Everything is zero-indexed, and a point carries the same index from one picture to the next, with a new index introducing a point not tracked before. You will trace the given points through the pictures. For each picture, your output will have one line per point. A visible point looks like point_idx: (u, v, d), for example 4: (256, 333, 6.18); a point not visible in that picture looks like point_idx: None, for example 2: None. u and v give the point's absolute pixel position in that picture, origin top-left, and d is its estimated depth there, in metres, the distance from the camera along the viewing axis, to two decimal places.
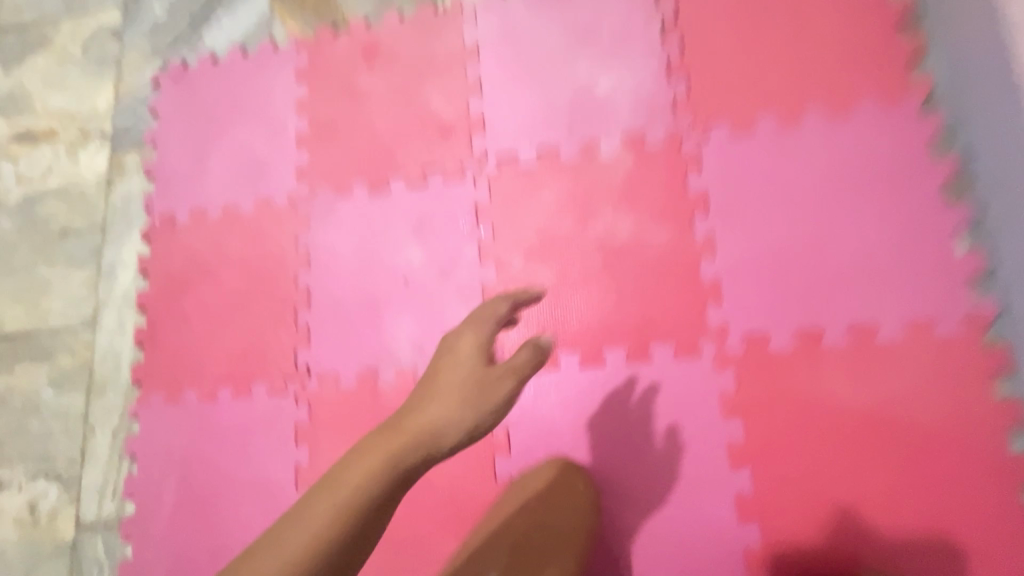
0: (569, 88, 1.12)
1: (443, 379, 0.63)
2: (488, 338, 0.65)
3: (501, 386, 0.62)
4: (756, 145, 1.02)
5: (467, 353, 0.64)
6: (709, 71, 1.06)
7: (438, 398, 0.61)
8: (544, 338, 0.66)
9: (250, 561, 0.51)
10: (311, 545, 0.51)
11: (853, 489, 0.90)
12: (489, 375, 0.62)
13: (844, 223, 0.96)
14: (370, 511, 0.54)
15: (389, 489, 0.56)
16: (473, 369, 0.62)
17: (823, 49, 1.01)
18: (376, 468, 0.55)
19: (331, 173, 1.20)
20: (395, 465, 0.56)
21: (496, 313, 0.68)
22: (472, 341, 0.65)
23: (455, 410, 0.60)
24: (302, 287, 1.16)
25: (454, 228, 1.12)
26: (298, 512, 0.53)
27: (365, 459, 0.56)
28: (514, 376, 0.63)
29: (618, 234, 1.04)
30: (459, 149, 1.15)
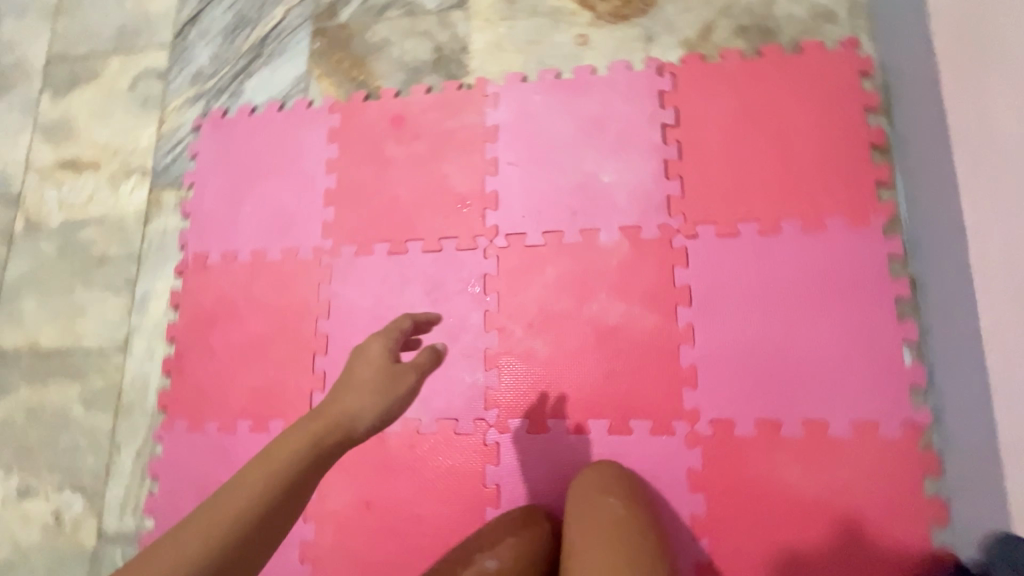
0: (576, 177, 1.24)
1: (355, 377, 0.79)
2: (393, 347, 0.83)
3: (405, 382, 0.80)
4: (738, 248, 1.14)
5: (376, 354, 0.81)
6: (703, 176, 1.19)
7: (355, 390, 0.78)
8: (438, 349, 0.86)
9: (210, 509, 0.65)
10: (260, 494, 0.67)
11: (783, 554, 1.03)
12: (396, 375, 0.80)
13: (810, 325, 1.09)
14: (305, 471, 0.71)
15: (314, 457, 0.72)
16: (382, 368, 0.80)
17: (802, 169, 1.16)
18: (303, 447, 0.71)
19: (353, 230, 1.32)
20: (324, 442, 0.73)
21: (399, 329, 0.88)
22: (380, 348, 0.82)
23: (370, 400, 0.77)
24: (322, 335, 1.28)
25: (464, 294, 1.23)
26: (249, 470, 0.69)
27: (295, 440, 0.72)
28: (417, 378, 0.81)
29: (611, 315, 1.17)
30: (473, 222, 1.26)
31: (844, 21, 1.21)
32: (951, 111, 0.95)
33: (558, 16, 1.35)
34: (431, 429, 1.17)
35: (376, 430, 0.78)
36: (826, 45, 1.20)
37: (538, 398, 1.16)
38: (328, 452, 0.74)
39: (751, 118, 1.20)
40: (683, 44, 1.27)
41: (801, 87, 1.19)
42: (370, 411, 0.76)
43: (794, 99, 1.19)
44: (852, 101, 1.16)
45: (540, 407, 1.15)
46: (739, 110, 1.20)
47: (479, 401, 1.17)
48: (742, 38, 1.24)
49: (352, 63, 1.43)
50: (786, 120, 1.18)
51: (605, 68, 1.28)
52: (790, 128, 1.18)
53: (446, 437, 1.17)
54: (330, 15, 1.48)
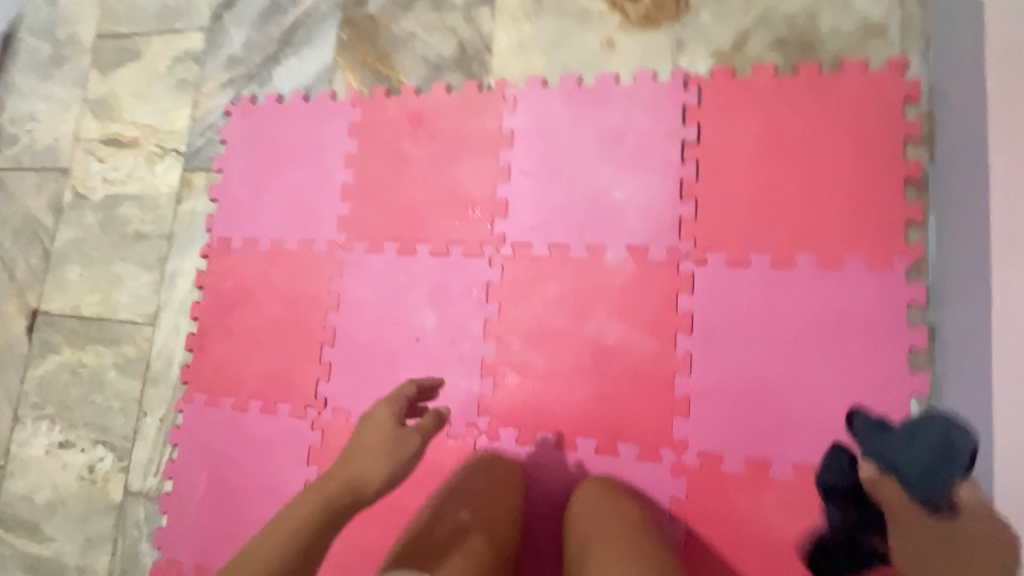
0: (588, 191, 1.21)
1: (366, 440, 0.98)
2: (397, 412, 1.03)
3: (408, 442, 0.98)
4: (747, 279, 1.10)
5: (383, 423, 1.00)
6: (719, 200, 1.14)
7: (367, 455, 0.96)
8: (440, 409, 1.03)
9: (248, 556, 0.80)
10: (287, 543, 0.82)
11: None
12: (399, 436, 0.98)
13: (814, 367, 1.05)
14: (325, 521, 0.86)
15: (332, 510, 0.88)
16: (388, 431, 0.98)
17: (826, 201, 1.09)
18: (322, 500, 0.88)
19: (365, 227, 1.35)
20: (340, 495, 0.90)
21: (405, 396, 1.07)
22: (386, 415, 1.02)
23: (378, 461, 0.94)
24: (330, 327, 1.33)
25: (467, 301, 1.25)
26: (280, 520, 0.85)
27: (316, 495, 0.89)
28: (420, 436, 0.99)
29: (609, 335, 1.16)
30: (481, 229, 1.26)
31: (894, 39, 1.11)
32: (993, 161, 0.87)
33: (586, 17, 1.30)
34: None
35: (385, 489, 0.95)
36: (870, 66, 1.11)
37: (530, 411, 1.18)
38: (345, 506, 0.90)
39: (778, 141, 1.13)
40: (714, 55, 1.20)
41: (837, 110, 1.11)
42: (380, 471, 0.94)
43: (827, 124, 1.11)
44: (891, 130, 1.08)
45: (531, 420, 1.17)
46: (766, 131, 1.14)
47: (472, 407, 1.20)
48: (779, 52, 1.17)
49: (376, 57, 1.43)
50: (817, 145, 1.11)
51: (629, 77, 1.23)
52: (819, 154, 1.11)
53: (438, 439, 1.21)
54: (358, 5, 1.48)
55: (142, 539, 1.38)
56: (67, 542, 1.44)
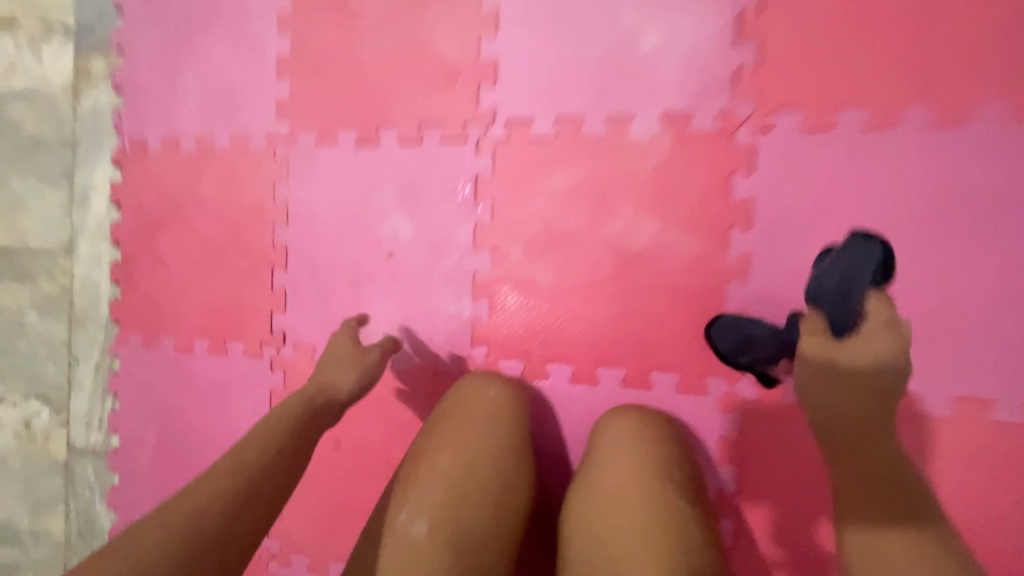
0: (608, 40, 0.88)
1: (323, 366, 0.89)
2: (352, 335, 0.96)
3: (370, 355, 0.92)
4: (828, 151, 0.81)
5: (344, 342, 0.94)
6: (794, 40, 0.81)
7: (330, 373, 0.88)
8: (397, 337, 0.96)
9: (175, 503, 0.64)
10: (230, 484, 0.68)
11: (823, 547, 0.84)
12: (359, 354, 0.92)
13: (915, 265, 0.79)
14: (278, 448, 0.76)
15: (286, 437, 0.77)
16: (347, 351, 0.92)
17: (948, 32, 0.77)
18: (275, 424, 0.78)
19: (312, 111, 1.03)
20: (293, 422, 0.79)
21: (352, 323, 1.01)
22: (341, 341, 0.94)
23: (344, 375, 0.88)
24: (280, 246, 1.05)
25: (449, 202, 0.96)
26: (224, 462, 0.71)
27: (267, 423, 0.78)
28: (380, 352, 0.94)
29: (640, 237, 0.88)
30: (463, 104, 0.94)
31: None
32: None
33: None
34: (408, 365, 0.99)
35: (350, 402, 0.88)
36: None
37: (538, 339, 0.93)
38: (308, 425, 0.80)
39: None
40: None
41: None
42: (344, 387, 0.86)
43: None
44: None
45: (539, 349, 0.93)
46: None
47: (466, 336, 0.96)
48: None
49: None
50: None
51: None
52: None
53: (426, 376, 0.98)
54: None
55: (96, 499, 1.20)
56: (14, 506, 1.26)
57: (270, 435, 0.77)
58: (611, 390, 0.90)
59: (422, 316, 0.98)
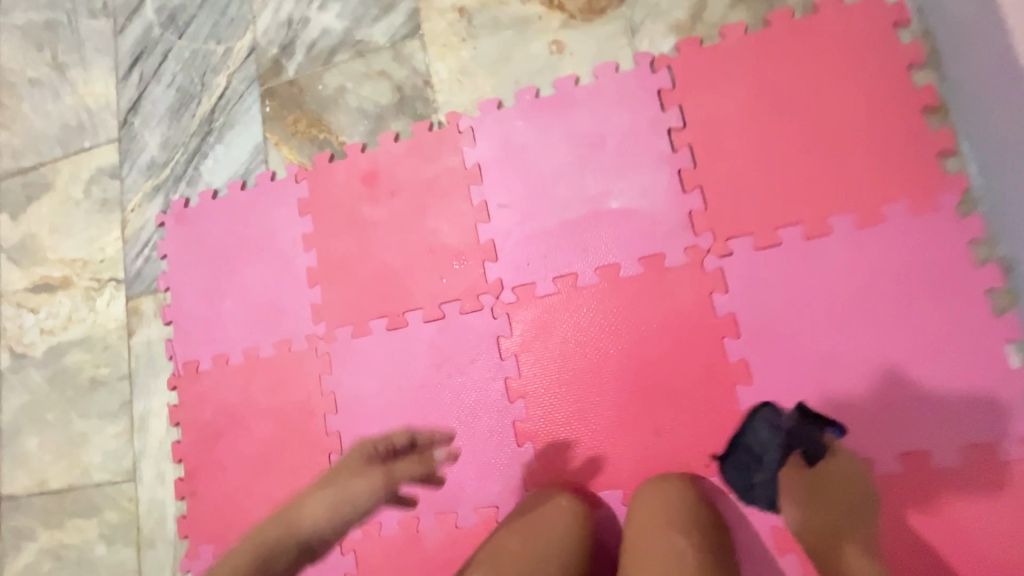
0: (583, 207, 1.08)
1: (354, 468, 1.02)
2: (391, 445, 1.06)
3: (389, 476, 1.01)
4: (789, 260, 0.98)
5: (377, 454, 1.04)
6: (727, 181, 1.02)
7: (356, 477, 1.00)
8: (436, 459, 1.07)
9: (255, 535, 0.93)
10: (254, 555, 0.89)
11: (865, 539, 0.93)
12: (387, 469, 1.02)
13: (872, 340, 0.94)
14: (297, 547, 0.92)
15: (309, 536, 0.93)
16: (378, 461, 1.03)
17: (841, 153, 0.97)
18: (318, 509, 0.95)
19: (343, 309, 1.19)
20: (308, 519, 0.94)
21: (389, 442, 1.08)
22: (379, 461, 1.03)
23: (366, 485, 0.98)
24: (332, 432, 1.16)
25: (477, 365, 1.10)
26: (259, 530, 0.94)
27: (309, 507, 0.96)
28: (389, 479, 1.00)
29: (643, 361, 1.03)
30: (473, 279, 1.12)
31: None
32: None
33: (523, 24, 1.18)
34: (470, 521, 1.08)
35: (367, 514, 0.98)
36: None
37: (581, 468, 1.05)
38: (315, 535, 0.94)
39: (772, 98, 1.02)
40: (674, 30, 1.09)
41: (820, 55, 1.00)
42: (370, 496, 0.97)
43: (821, 73, 1.00)
44: (890, 56, 0.97)
45: (588, 478, 1.04)
46: (759, 92, 1.02)
47: (518, 481, 1.07)
48: (742, 8, 1.06)
49: (309, 121, 1.29)
50: (813, 94, 1.00)
51: (589, 73, 1.12)
52: (819, 102, 0.99)
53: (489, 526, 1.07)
54: (275, 73, 1.33)
55: None
56: None
57: (285, 531, 0.93)
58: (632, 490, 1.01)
59: (476, 468, 1.09)
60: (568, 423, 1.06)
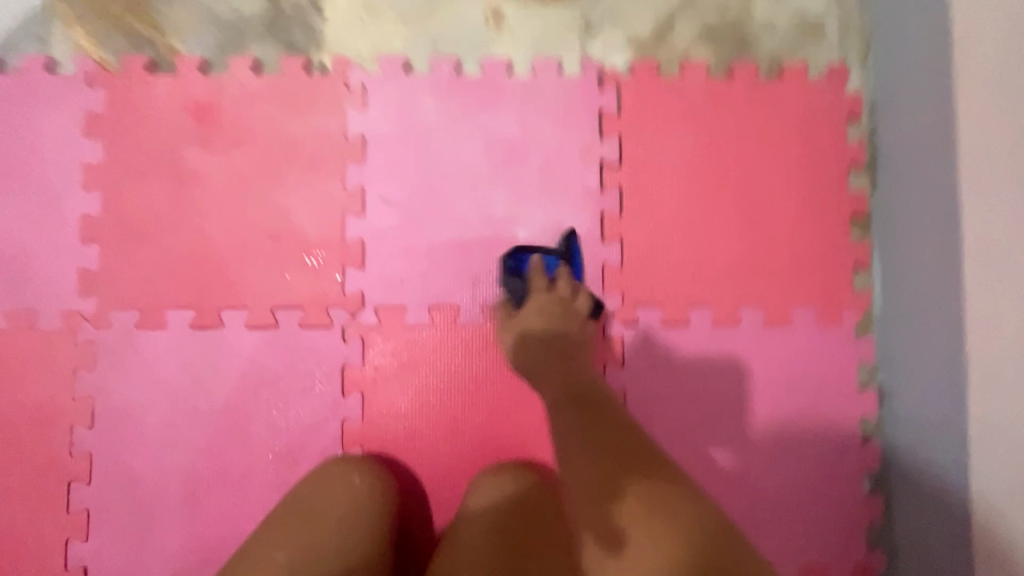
0: (483, 229, 0.88)
1: None
2: None
3: None
4: (691, 345, 0.88)
5: None
6: (649, 240, 0.88)
7: None
8: None
9: None
10: None
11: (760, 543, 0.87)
12: None
13: (754, 448, 0.87)
14: None
15: None
16: None
17: (766, 241, 0.89)
18: None
19: (129, 285, 0.85)
20: None
21: None
22: None
23: None
24: (79, 453, 0.83)
25: (308, 398, 0.85)
26: None
27: None
28: None
29: (514, 428, 0.87)
30: (326, 285, 0.86)
31: (834, 40, 0.92)
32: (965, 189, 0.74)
33: None
34: None
35: None
36: (811, 71, 0.91)
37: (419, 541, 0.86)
38: None
39: (714, 161, 0.90)
40: (632, 44, 0.91)
41: (774, 127, 0.90)
42: None
43: (769, 148, 0.90)
44: (836, 150, 0.91)
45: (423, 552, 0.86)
46: (703, 150, 0.90)
47: None
48: (709, 44, 0.91)
49: (127, 2, 0.89)
50: (754, 169, 0.90)
51: (526, 65, 0.90)
52: (758, 180, 0.90)
53: None
54: None
55: None
56: None
57: None
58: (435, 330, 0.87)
59: None
60: (412, 485, 0.87)
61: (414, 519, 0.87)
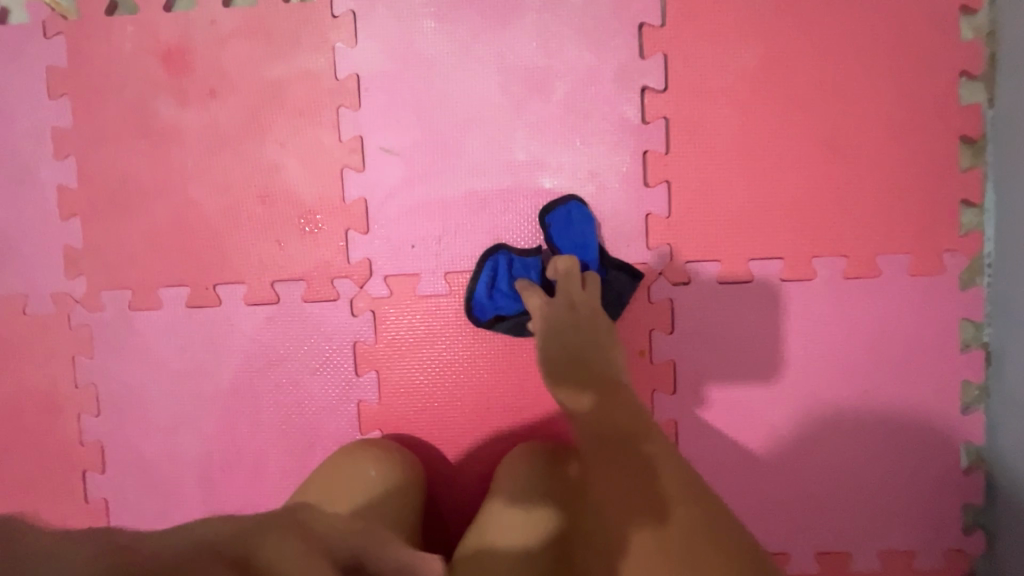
0: (503, 180, 0.75)
1: None
2: None
3: None
4: (754, 305, 0.74)
5: None
6: (703, 181, 0.73)
7: None
8: None
9: None
10: None
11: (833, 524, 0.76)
12: None
13: (830, 420, 0.75)
14: None
15: None
16: None
17: (848, 177, 0.73)
18: None
19: (117, 261, 0.77)
20: None
21: None
22: None
23: None
24: (89, 443, 0.79)
25: (319, 379, 0.77)
26: None
27: None
28: None
29: (548, 405, 0.77)
30: (328, 254, 0.76)
31: None
32: None
33: None
34: None
35: None
36: None
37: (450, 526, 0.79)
38: None
39: (784, 79, 0.72)
40: None
41: (862, 27, 0.71)
42: None
43: (855, 56, 0.72)
44: (945, 52, 0.71)
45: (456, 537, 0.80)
46: (770, 66, 0.72)
47: None
48: None
49: None
50: (835, 86, 0.72)
51: None
52: (840, 100, 0.72)
53: None
54: None
55: None
56: None
57: None
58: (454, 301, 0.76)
59: None
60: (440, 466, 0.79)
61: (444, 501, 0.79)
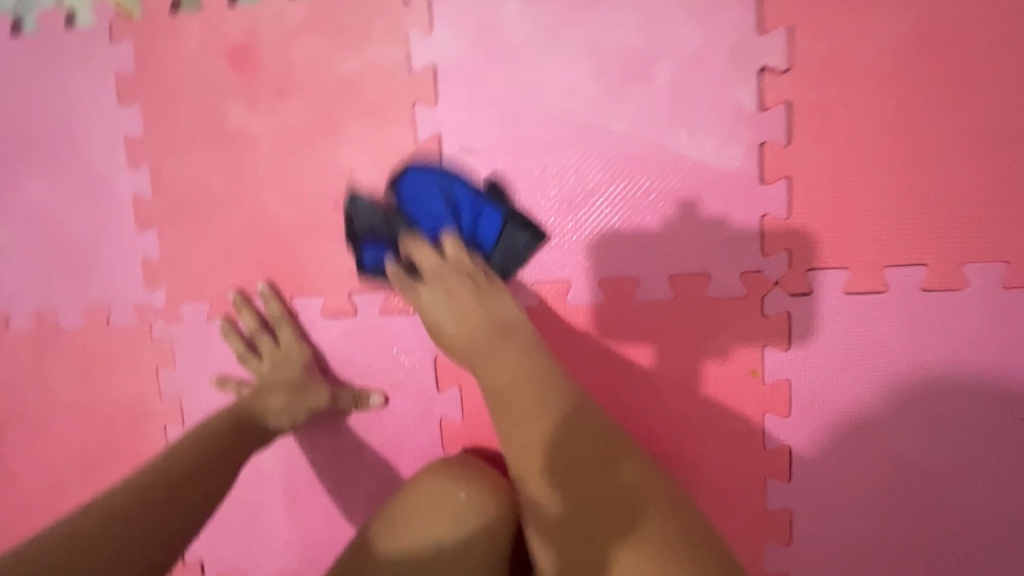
0: (597, 180, 0.67)
1: None
2: None
3: None
4: (885, 318, 0.65)
5: None
6: (830, 175, 0.64)
7: None
8: None
9: None
10: None
11: (966, 562, 0.68)
12: None
13: (970, 448, 0.66)
14: None
15: None
16: None
17: (1004, 167, 0.62)
18: None
19: (193, 273, 0.75)
20: None
21: None
22: None
23: None
24: None
25: (400, 395, 0.73)
26: None
27: None
28: None
29: (644, 426, 0.71)
30: (406, 264, 0.71)
31: None
32: None
33: None
34: None
35: None
36: None
37: None
38: None
39: (931, 52, 0.62)
40: None
41: None
42: None
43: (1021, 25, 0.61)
44: None
45: None
46: (912, 36, 0.62)
47: None
48: None
49: None
50: (994, 58, 0.61)
51: None
52: (999, 75, 0.61)
53: None
54: None
55: None
56: None
57: None
58: (541, 311, 0.70)
59: None
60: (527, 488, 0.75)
61: (531, 523, 0.76)
